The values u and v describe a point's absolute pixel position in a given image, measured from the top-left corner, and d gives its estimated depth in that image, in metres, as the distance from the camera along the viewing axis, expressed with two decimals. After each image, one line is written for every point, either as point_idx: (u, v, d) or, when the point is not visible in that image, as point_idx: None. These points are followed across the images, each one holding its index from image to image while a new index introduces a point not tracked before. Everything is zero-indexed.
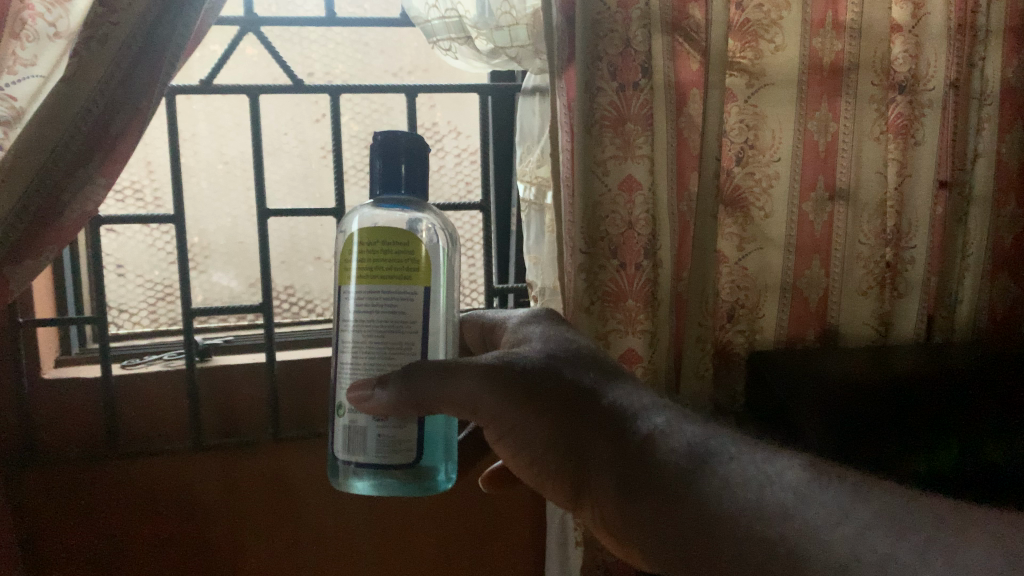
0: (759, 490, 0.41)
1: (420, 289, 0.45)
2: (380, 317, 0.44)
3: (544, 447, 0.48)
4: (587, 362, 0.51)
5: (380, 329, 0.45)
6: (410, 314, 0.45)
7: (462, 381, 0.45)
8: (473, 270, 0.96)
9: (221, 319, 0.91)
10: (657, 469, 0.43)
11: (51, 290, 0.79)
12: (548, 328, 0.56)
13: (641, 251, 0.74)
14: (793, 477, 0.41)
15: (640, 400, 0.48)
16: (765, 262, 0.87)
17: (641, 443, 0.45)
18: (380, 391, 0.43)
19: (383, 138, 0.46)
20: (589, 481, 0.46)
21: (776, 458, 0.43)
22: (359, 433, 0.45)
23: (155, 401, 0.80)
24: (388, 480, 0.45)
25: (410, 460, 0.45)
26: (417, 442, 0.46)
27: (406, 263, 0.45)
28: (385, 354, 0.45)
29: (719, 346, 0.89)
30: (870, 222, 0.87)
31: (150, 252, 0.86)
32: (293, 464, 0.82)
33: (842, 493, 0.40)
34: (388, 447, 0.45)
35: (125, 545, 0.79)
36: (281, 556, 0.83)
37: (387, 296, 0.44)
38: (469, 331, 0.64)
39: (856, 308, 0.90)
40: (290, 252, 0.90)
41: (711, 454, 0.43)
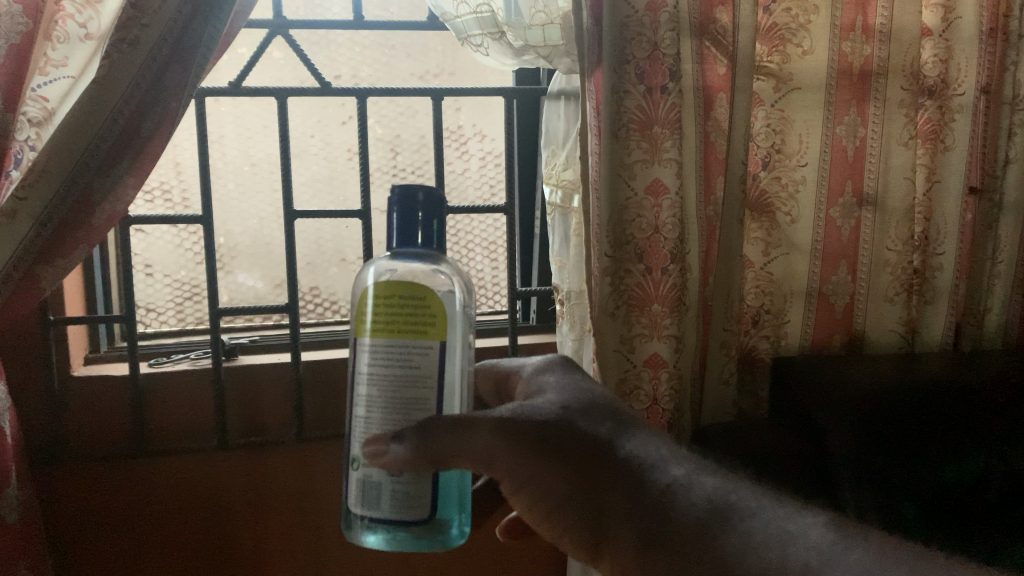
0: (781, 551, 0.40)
1: (437, 343, 0.44)
2: (395, 370, 0.44)
3: (562, 500, 0.48)
4: (603, 413, 0.51)
5: (394, 384, 0.44)
6: (424, 369, 0.44)
7: (479, 434, 0.45)
8: (497, 272, 0.96)
9: (247, 319, 0.91)
10: (674, 522, 0.44)
11: (81, 288, 0.80)
12: (563, 377, 0.56)
13: (668, 255, 0.73)
14: (816, 536, 0.41)
15: (656, 452, 0.48)
16: (790, 268, 0.86)
17: (656, 498, 0.45)
18: (391, 445, 0.43)
19: (399, 191, 0.46)
20: (609, 526, 0.47)
21: (806, 517, 0.43)
22: (374, 485, 0.44)
23: (181, 400, 0.81)
24: (402, 533, 0.44)
25: (423, 515, 0.44)
26: (431, 496, 0.45)
27: (422, 318, 0.44)
28: (398, 410, 0.44)
29: (744, 351, 0.89)
30: (897, 228, 0.86)
31: (178, 253, 0.86)
32: (318, 463, 0.83)
33: (867, 555, 0.39)
34: (401, 501, 0.44)
35: (152, 539, 0.80)
36: (305, 555, 0.84)
37: (403, 350, 0.44)
38: (483, 381, 0.63)
39: (882, 315, 0.89)
40: (315, 254, 0.91)
41: (728, 509, 0.44)
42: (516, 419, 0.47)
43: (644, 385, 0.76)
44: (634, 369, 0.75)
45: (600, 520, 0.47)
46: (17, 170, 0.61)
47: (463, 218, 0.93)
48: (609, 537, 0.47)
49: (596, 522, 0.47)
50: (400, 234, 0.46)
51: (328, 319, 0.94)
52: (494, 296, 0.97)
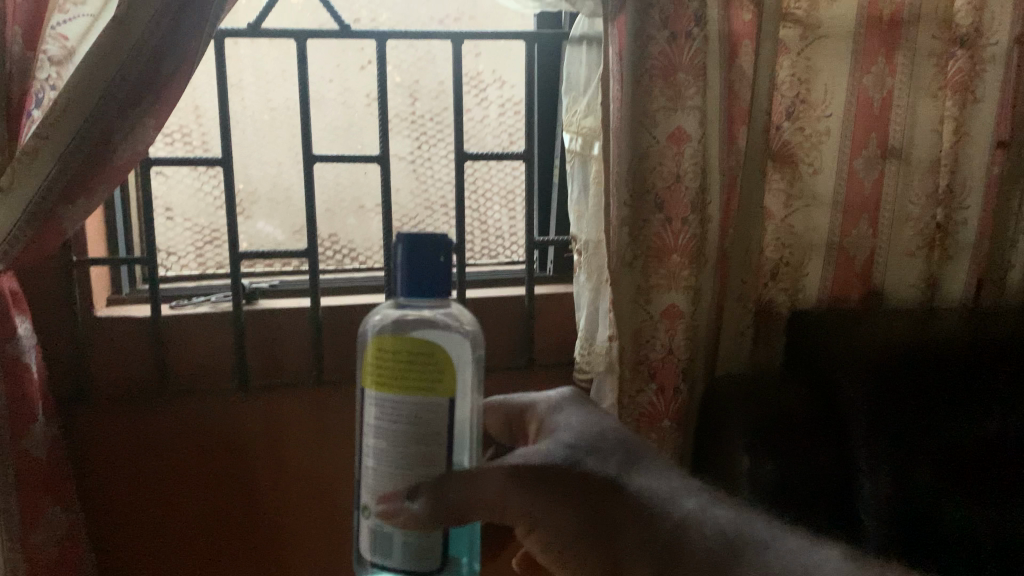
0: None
1: (445, 402, 0.40)
2: (398, 427, 0.41)
3: (575, 540, 0.47)
4: (612, 451, 0.53)
5: (403, 443, 0.41)
6: (434, 428, 0.41)
7: (491, 480, 0.44)
8: (515, 222, 0.96)
9: (266, 264, 0.92)
10: (691, 554, 0.47)
11: (102, 229, 0.81)
12: (576, 415, 0.56)
13: (689, 204, 0.73)
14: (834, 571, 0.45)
15: (666, 486, 0.51)
16: (811, 220, 0.85)
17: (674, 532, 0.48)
18: (399, 497, 0.41)
19: (408, 241, 0.41)
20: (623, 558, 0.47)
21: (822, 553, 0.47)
22: (382, 533, 0.42)
23: (199, 346, 0.80)
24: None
25: (436, 565, 0.42)
26: (443, 547, 0.42)
27: (430, 376, 0.40)
28: (403, 466, 0.41)
29: (761, 304, 0.88)
30: (921, 181, 0.85)
31: (198, 197, 0.87)
32: (336, 404, 0.85)
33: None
34: (414, 553, 0.42)
35: (174, 475, 0.82)
36: (323, 492, 0.86)
37: (406, 408, 0.40)
38: (493, 417, 0.59)
39: (902, 270, 0.89)
40: (333, 200, 0.91)
41: (747, 545, 0.47)
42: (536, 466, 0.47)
43: (658, 336, 0.77)
44: (650, 320, 0.76)
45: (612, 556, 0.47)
46: (39, 109, 0.62)
47: (482, 166, 0.92)
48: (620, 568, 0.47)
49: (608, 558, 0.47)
50: (408, 285, 0.41)
51: (347, 267, 0.94)
52: (512, 246, 0.97)
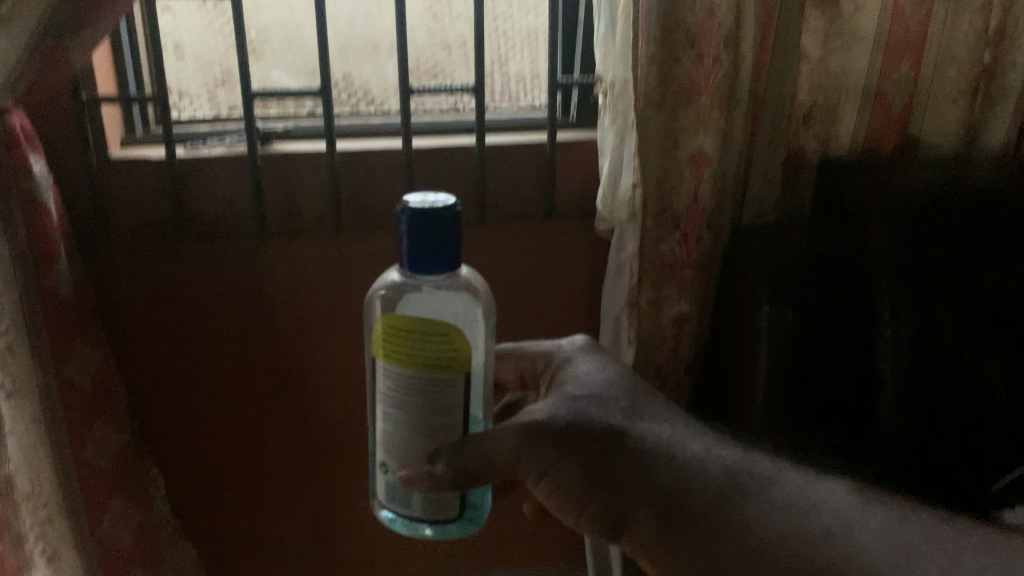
0: (809, 535, 0.46)
1: (460, 377, 0.42)
2: (413, 402, 0.43)
3: (580, 488, 0.48)
4: (620, 397, 0.53)
5: (416, 416, 0.43)
6: (448, 400, 0.43)
7: (501, 443, 0.46)
8: (536, 65, 0.92)
9: (280, 106, 0.90)
10: (695, 503, 0.48)
11: (111, 66, 0.79)
12: (592, 368, 0.55)
13: (722, 39, 0.69)
14: (832, 510, 0.47)
15: (669, 430, 0.51)
16: (848, 62, 0.81)
17: (673, 483, 0.48)
18: (419, 460, 0.44)
19: (418, 215, 0.40)
20: (626, 516, 0.48)
21: (828, 488, 0.49)
22: (398, 487, 0.45)
23: (214, 186, 0.78)
24: (422, 524, 0.46)
25: (450, 514, 0.46)
26: (459, 501, 0.46)
27: (440, 357, 0.41)
28: (420, 433, 0.43)
29: (790, 152, 0.85)
30: (971, 18, 0.80)
31: (208, 33, 0.84)
32: (358, 251, 0.84)
33: (874, 526, 0.46)
34: (429, 505, 0.45)
35: (200, 314, 0.84)
36: (347, 335, 0.88)
37: (422, 385, 0.42)
38: (505, 368, 0.57)
39: (943, 114, 0.85)
40: (348, 39, 0.87)
41: (749, 477, 0.49)
42: (551, 428, 0.48)
43: (683, 181, 0.75)
44: (675, 164, 0.74)
45: (617, 514, 0.48)
46: None
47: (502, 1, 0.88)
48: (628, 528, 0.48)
49: (616, 510, 0.48)
50: (414, 257, 0.41)
51: (363, 111, 0.91)
52: (534, 90, 0.93)
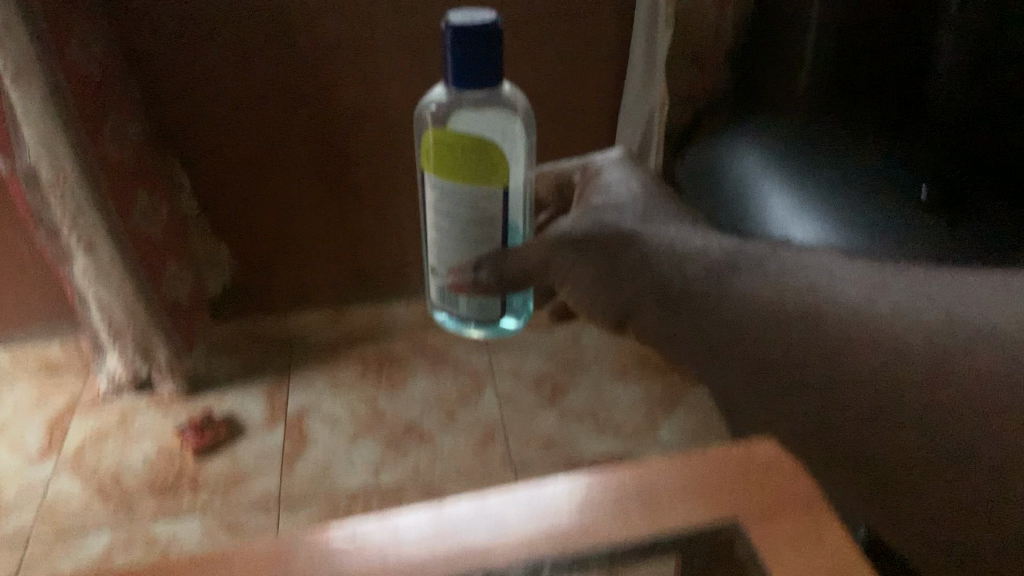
0: (854, 375, 0.31)
1: (500, 194, 0.33)
2: (447, 210, 0.34)
3: (596, 292, 0.36)
4: (637, 195, 0.40)
5: (456, 232, 0.34)
6: (489, 217, 0.34)
7: (536, 252, 0.35)
8: None
9: None
10: (691, 292, 0.35)
11: None
12: (623, 178, 0.41)
13: None
14: (869, 305, 0.32)
15: (671, 228, 0.37)
16: None
17: (679, 260, 0.36)
18: (456, 271, 0.36)
19: (461, 33, 0.30)
20: (633, 315, 0.36)
21: (840, 278, 0.34)
22: (447, 295, 0.37)
23: None
24: (479, 325, 0.38)
25: (494, 318, 0.38)
26: (503, 304, 0.37)
27: (478, 173, 0.32)
28: (460, 249, 0.35)
29: None
30: None
31: None
32: None
33: (919, 321, 0.31)
34: (472, 309, 0.37)
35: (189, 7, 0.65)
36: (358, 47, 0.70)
37: (455, 197, 0.33)
38: (541, 190, 0.45)
39: None
40: None
41: (751, 270, 0.35)
42: (582, 240, 0.36)
43: None
44: None
45: (621, 308, 0.36)
46: None
47: None
48: (635, 325, 0.37)
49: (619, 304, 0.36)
50: (459, 82, 0.31)
51: None
52: None
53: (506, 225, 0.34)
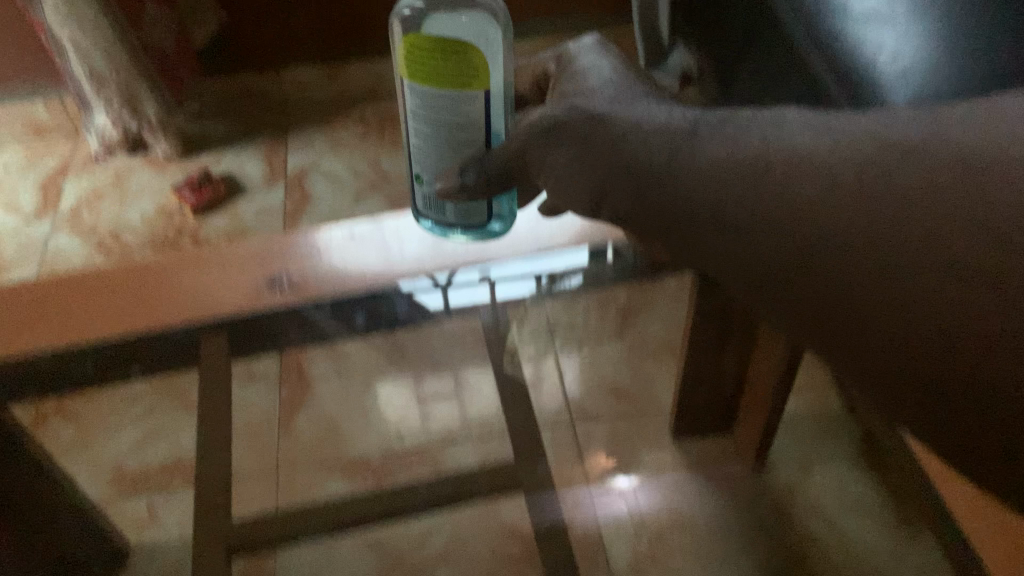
0: (833, 238, 0.20)
1: (483, 101, 0.25)
2: (424, 115, 0.26)
3: (585, 190, 0.24)
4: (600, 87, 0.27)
5: (433, 143, 0.27)
6: (470, 125, 0.26)
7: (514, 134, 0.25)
8: None
9: None
10: (706, 202, 0.22)
11: None
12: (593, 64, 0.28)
13: None
14: (848, 148, 0.22)
15: (654, 111, 0.24)
16: None
17: (642, 124, 0.24)
18: (442, 181, 0.27)
19: None
20: (610, 203, 0.24)
21: (791, 123, 0.23)
22: (431, 202, 0.29)
23: None
24: (467, 231, 0.30)
25: (481, 219, 0.30)
26: (490, 204, 0.29)
27: (451, 80, 0.24)
28: (440, 158, 0.27)
29: None
30: None
31: None
32: None
33: (914, 161, 0.21)
34: (451, 208, 0.29)
35: None
36: None
37: (432, 104, 0.25)
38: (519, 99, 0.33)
39: None
40: None
41: (717, 126, 0.24)
42: (553, 125, 0.24)
43: None
44: None
45: (596, 189, 0.24)
46: None
47: None
48: (616, 217, 0.24)
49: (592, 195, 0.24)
50: None
51: None
52: None
53: (494, 133, 0.26)
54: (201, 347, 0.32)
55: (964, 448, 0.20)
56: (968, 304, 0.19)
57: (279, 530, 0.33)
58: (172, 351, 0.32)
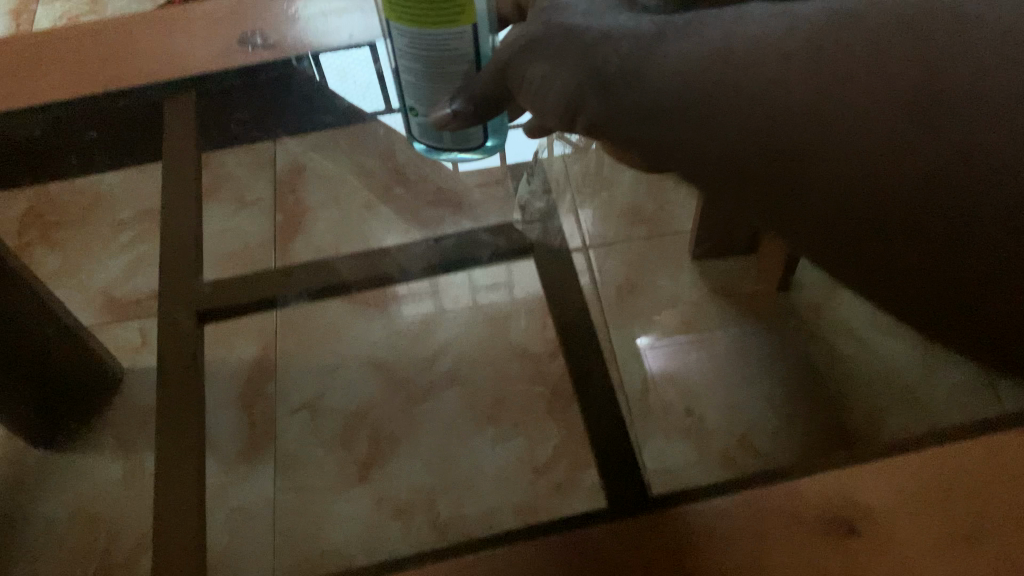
0: (772, 135, 0.15)
1: (472, 35, 0.19)
2: (410, 53, 0.20)
3: (557, 102, 0.18)
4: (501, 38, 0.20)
5: (414, 79, 0.21)
6: (457, 61, 0.20)
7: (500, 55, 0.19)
8: None
9: None
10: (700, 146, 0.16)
11: None
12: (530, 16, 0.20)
13: None
14: (812, 21, 0.16)
15: (648, 17, 0.18)
16: None
17: (611, 28, 0.18)
18: (436, 112, 0.21)
19: None
20: (585, 112, 0.18)
21: (753, 14, 0.17)
22: (423, 130, 0.23)
23: None
24: (463, 152, 0.24)
25: (476, 147, 0.23)
26: (484, 131, 0.22)
27: (433, 17, 0.19)
28: (422, 97, 0.21)
29: None
30: None
31: None
32: None
33: (859, 31, 0.16)
34: (438, 137, 0.23)
35: None
36: None
37: (417, 42, 0.19)
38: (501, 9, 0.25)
39: None
40: None
41: (696, 29, 0.17)
42: (534, 40, 0.18)
43: None
44: None
45: (571, 97, 0.18)
46: None
47: None
48: (592, 125, 0.18)
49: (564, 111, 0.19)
50: None
51: None
52: None
53: (483, 53, 0.20)
54: (166, 112, 0.30)
55: (968, 309, 0.16)
56: (957, 160, 0.15)
57: (240, 298, 0.30)
58: (134, 121, 0.30)
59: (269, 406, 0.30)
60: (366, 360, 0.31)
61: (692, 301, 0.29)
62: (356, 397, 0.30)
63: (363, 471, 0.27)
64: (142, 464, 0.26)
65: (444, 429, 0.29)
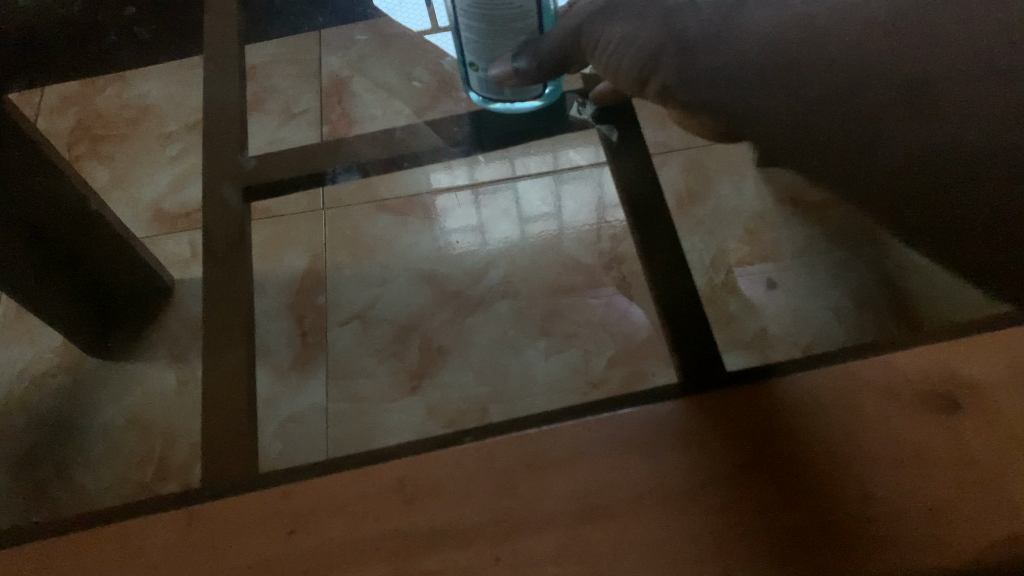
0: (808, 124, 0.21)
1: None
2: (474, 10, 0.19)
3: (632, 61, 0.23)
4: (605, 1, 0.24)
5: (480, 41, 0.20)
6: (525, 17, 0.19)
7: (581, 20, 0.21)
8: None
9: None
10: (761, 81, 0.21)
11: None
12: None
13: None
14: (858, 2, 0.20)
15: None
16: None
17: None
18: (497, 68, 0.21)
19: None
20: (658, 75, 0.23)
21: None
22: (479, 83, 0.22)
23: None
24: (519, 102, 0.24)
25: (533, 98, 0.24)
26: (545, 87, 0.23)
27: None
28: (488, 58, 0.21)
29: None
30: None
31: None
32: None
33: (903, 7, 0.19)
34: (498, 92, 0.23)
35: None
36: None
37: None
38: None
39: None
40: None
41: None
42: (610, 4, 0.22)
43: None
44: None
45: (647, 59, 0.22)
46: None
47: None
48: (663, 88, 0.23)
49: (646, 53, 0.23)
50: None
51: None
52: None
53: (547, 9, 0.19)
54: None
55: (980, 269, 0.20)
56: (933, 160, 0.19)
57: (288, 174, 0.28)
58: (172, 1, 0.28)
59: (320, 315, 0.30)
60: (415, 273, 0.30)
61: (755, 214, 0.30)
62: (408, 308, 0.29)
63: (415, 380, 0.27)
64: (189, 359, 0.26)
65: (496, 340, 0.27)
